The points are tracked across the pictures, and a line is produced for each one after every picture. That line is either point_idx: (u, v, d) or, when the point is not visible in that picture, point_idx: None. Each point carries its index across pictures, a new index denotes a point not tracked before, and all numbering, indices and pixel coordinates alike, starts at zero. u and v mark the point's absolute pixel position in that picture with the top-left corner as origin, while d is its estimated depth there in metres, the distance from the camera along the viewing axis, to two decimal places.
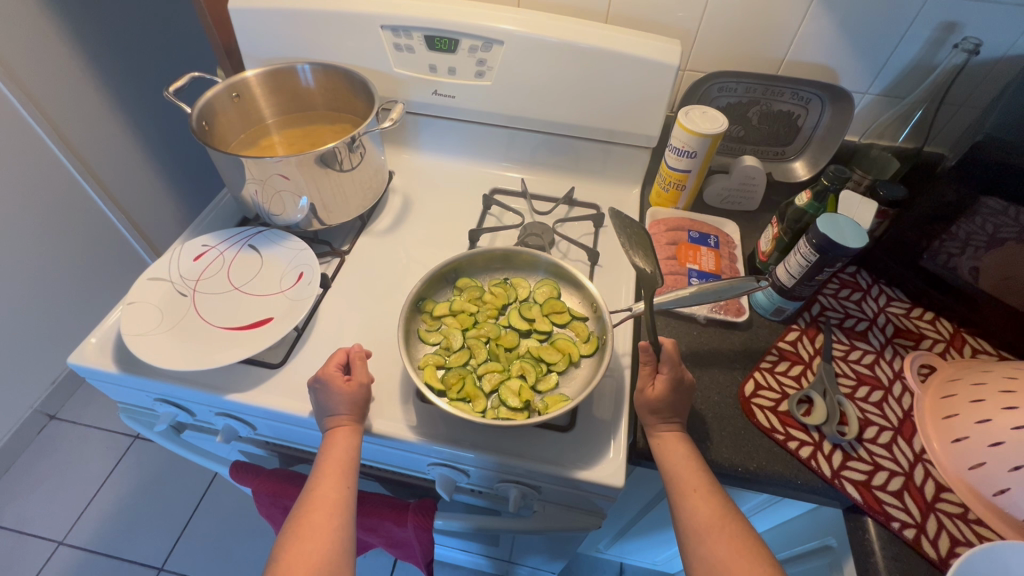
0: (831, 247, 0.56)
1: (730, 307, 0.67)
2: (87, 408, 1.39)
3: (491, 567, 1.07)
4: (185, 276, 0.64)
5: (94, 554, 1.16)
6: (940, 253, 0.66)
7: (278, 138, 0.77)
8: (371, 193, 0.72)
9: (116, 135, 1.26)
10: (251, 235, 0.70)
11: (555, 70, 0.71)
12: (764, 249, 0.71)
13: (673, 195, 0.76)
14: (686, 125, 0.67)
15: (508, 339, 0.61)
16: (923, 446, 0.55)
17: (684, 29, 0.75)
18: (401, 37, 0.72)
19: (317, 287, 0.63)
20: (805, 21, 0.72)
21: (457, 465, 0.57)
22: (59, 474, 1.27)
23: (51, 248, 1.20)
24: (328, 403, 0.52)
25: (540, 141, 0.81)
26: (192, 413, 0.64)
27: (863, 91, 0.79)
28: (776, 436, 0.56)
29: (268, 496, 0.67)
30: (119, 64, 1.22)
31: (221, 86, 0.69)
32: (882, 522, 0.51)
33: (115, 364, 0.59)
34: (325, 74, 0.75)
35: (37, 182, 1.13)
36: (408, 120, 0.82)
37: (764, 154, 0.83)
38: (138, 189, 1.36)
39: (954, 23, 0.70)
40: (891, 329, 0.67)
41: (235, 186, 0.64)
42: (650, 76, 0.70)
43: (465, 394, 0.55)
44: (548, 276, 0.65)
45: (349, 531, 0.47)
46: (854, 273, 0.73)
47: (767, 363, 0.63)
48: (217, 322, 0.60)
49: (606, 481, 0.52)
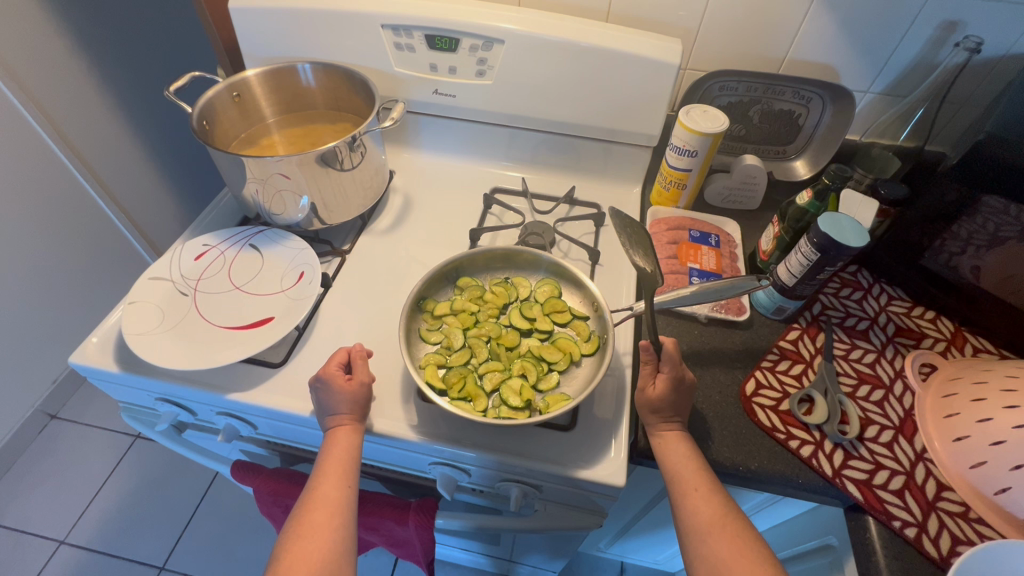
0: (831, 246, 0.56)
1: (731, 306, 0.67)
2: (87, 408, 1.39)
3: (491, 566, 1.07)
4: (186, 276, 0.64)
5: (94, 554, 1.17)
6: (941, 252, 0.66)
7: (278, 137, 0.77)
8: (372, 193, 0.72)
9: (116, 134, 1.26)
10: (252, 234, 0.70)
11: (556, 69, 0.71)
12: (765, 249, 0.71)
13: (674, 194, 0.76)
14: (686, 124, 0.67)
15: (508, 339, 0.61)
16: (924, 445, 0.55)
17: (684, 28, 0.75)
18: (401, 36, 0.72)
19: (318, 287, 0.63)
20: (805, 20, 0.72)
21: (458, 464, 0.57)
22: (59, 473, 1.27)
23: (52, 248, 1.20)
24: (329, 402, 0.52)
25: (541, 141, 0.81)
26: (193, 413, 0.64)
27: (864, 90, 0.79)
28: (777, 435, 0.56)
29: (269, 496, 0.67)
30: (119, 64, 1.22)
31: (222, 85, 0.69)
32: (883, 522, 0.51)
33: (116, 364, 0.59)
34: (325, 73, 0.75)
35: (38, 182, 1.13)
36: (408, 120, 0.82)
37: (765, 153, 0.83)
38: (138, 189, 1.36)
39: (955, 22, 0.70)
40: (892, 328, 0.67)
41: (236, 186, 0.64)
42: (651, 76, 0.70)
43: (466, 393, 0.55)
44: (548, 275, 0.65)
45: (350, 530, 0.47)
46: (855, 272, 0.73)
47: (768, 362, 0.63)
48: (218, 322, 0.60)
49: (606, 481, 0.52)
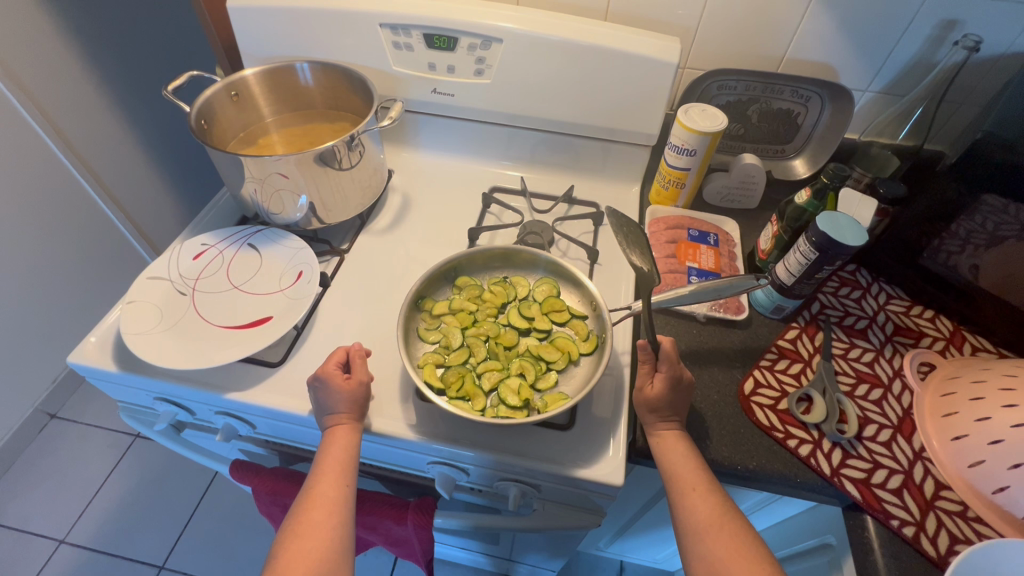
0: (830, 245, 0.56)
1: (730, 305, 0.67)
2: (87, 407, 1.39)
3: (491, 565, 1.07)
4: (185, 275, 0.64)
5: (94, 553, 1.17)
6: (940, 251, 0.66)
7: (277, 137, 0.77)
8: (371, 192, 0.72)
9: (115, 133, 1.26)
10: (251, 234, 0.70)
11: (555, 68, 0.71)
12: (764, 247, 0.71)
13: (673, 193, 0.76)
14: (686, 123, 0.67)
15: (507, 338, 0.61)
16: (923, 444, 0.55)
17: (683, 27, 0.75)
18: (400, 35, 0.72)
19: (317, 286, 0.63)
20: (804, 19, 0.72)
21: (457, 463, 0.57)
22: (59, 472, 1.27)
23: (51, 247, 1.20)
24: (327, 401, 0.52)
25: (540, 140, 0.81)
26: (192, 412, 0.64)
27: (863, 89, 0.79)
28: (775, 434, 0.56)
29: (268, 495, 0.67)
30: (118, 63, 1.22)
31: (220, 84, 0.69)
32: (881, 520, 0.51)
33: (114, 364, 0.59)
34: (324, 73, 0.75)
35: (37, 181, 1.13)
36: (407, 119, 0.82)
37: (764, 152, 0.83)
38: (137, 188, 1.35)
39: (954, 21, 0.69)
40: (891, 327, 0.67)
41: (234, 185, 0.64)
42: (650, 74, 0.70)
43: (464, 392, 0.55)
44: (547, 274, 0.65)
45: (348, 529, 0.47)
46: (854, 271, 0.73)
47: (766, 361, 0.63)
48: (216, 321, 0.60)
49: (605, 480, 0.52)
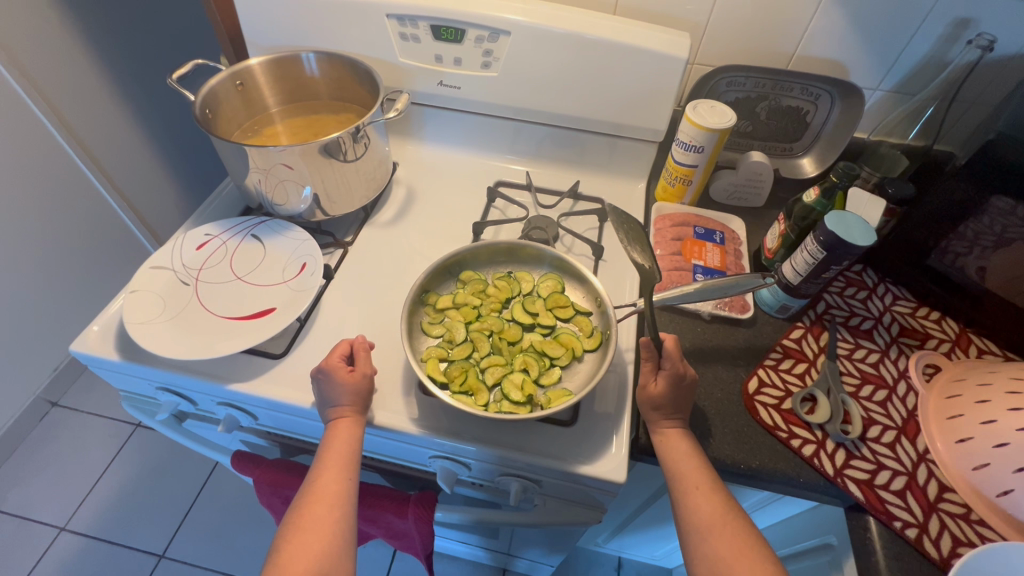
0: (838, 243, 0.56)
1: (735, 304, 0.67)
2: (88, 396, 1.39)
3: (491, 560, 1.08)
4: (187, 266, 0.63)
5: (95, 540, 1.17)
6: (948, 252, 0.66)
7: (280, 127, 0.77)
8: (375, 184, 0.71)
9: (116, 119, 1.25)
10: (255, 224, 0.69)
11: (561, 62, 0.70)
12: (770, 246, 0.70)
13: (679, 190, 0.75)
14: (694, 119, 0.67)
15: (511, 333, 0.61)
16: (927, 446, 0.55)
17: (693, 22, 0.74)
18: (406, 25, 0.71)
19: (320, 278, 0.63)
20: (816, 16, 0.71)
21: (459, 458, 0.57)
22: (59, 461, 1.28)
23: (53, 234, 1.20)
24: (330, 394, 0.52)
25: (545, 134, 0.80)
26: (193, 402, 0.64)
27: (873, 88, 0.78)
28: (779, 434, 0.56)
29: (269, 486, 0.67)
30: (121, 49, 1.21)
31: (224, 74, 0.69)
32: (884, 522, 0.51)
33: (116, 353, 0.58)
34: (329, 63, 0.74)
35: (38, 168, 1.12)
36: (413, 111, 0.82)
37: (773, 150, 0.82)
38: (140, 179, 1.35)
39: (968, 19, 0.69)
40: (896, 327, 0.66)
41: (237, 174, 0.64)
42: (656, 69, 0.69)
43: (467, 387, 0.55)
44: (552, 270, 0.65)
45: (349, 523, 0.47)
46: (860, 272, 0.73)
47: (771, 361, 0.62)
48: (219, 312, 0.59)
49: (608, 476, 0.52)
